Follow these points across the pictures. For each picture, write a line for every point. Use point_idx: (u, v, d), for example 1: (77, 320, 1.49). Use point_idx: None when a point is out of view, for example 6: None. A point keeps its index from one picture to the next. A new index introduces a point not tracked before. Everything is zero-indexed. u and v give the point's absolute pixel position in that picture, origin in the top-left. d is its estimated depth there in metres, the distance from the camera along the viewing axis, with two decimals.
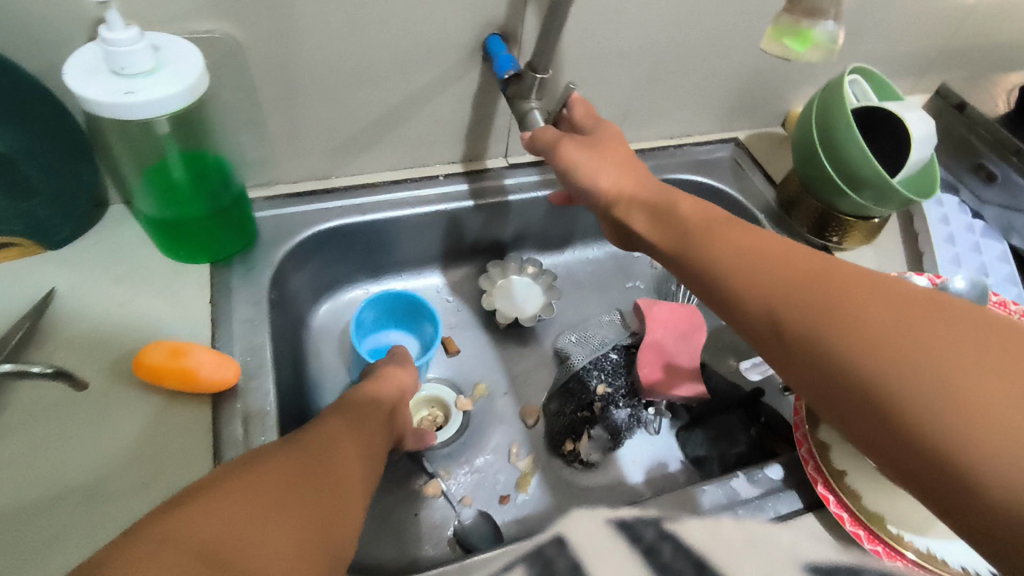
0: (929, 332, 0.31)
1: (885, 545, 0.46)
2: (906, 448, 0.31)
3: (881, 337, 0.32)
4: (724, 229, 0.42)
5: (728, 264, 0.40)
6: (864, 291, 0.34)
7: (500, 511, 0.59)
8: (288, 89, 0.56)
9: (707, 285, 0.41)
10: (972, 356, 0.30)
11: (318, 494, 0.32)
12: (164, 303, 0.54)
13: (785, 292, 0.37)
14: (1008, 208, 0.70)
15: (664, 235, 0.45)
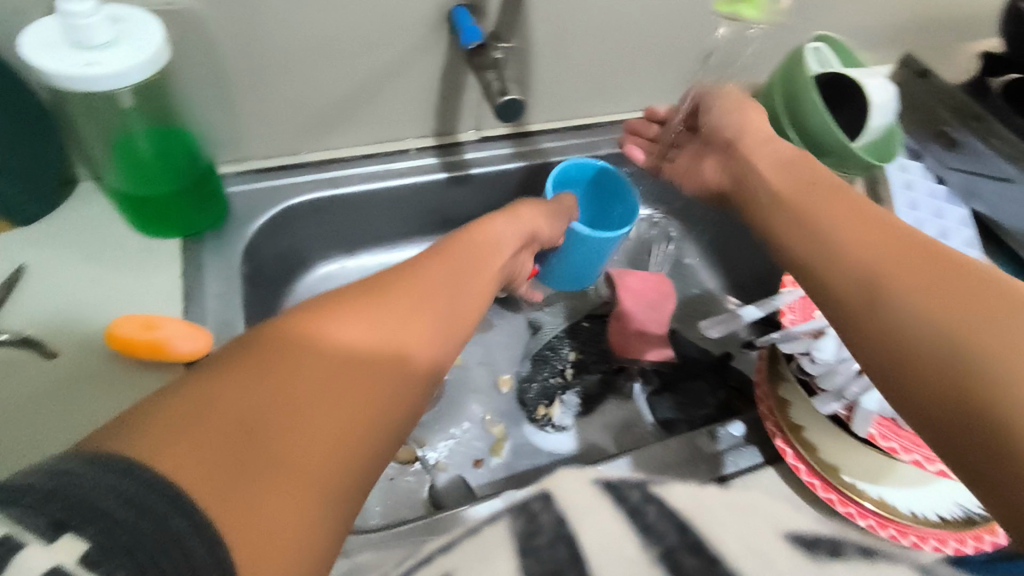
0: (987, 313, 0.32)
1: (839, 494, 0.48)
2: (949, 409, 0.31)
3: (960, 312, 0.33)
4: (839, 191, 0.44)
5: (838, 225, 0.41)
6: (952, 275, 0.35)
7: (475, 474, 0.61)
8: (257, 65, 0.56)
9: (808, 239, 0.42)
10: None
11: (355, 407, 0.31)
12: (135, 278, 0.55)
13: (894, 255, 0.37)
14: (973, 172, 0.70)
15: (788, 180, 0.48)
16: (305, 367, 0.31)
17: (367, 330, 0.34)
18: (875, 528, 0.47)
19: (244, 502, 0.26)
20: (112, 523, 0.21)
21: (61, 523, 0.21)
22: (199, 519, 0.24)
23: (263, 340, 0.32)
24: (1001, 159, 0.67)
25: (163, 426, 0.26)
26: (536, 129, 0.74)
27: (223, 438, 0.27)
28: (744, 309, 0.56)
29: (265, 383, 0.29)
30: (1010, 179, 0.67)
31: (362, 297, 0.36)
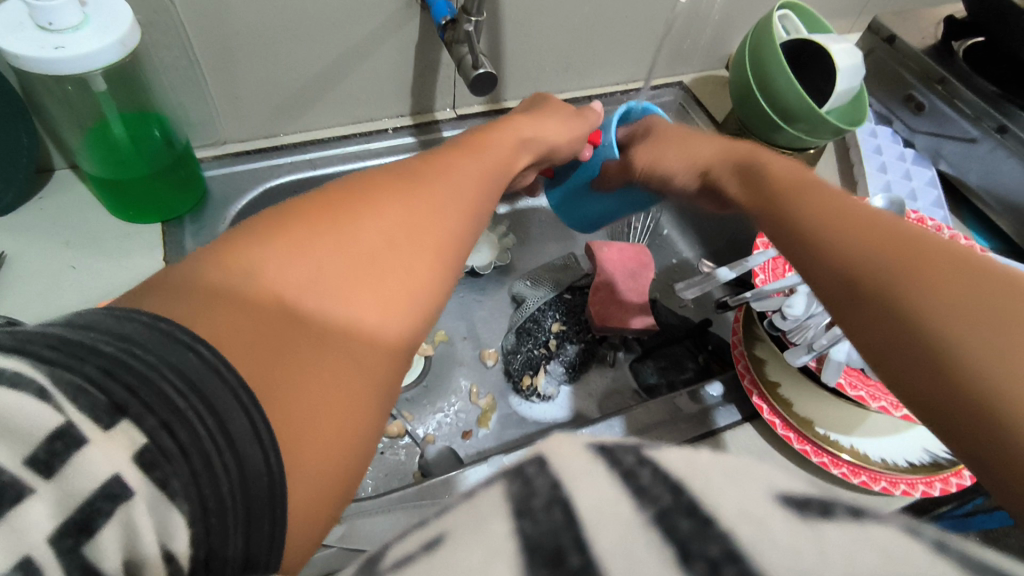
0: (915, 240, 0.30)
1: (813, 445, 0.50)
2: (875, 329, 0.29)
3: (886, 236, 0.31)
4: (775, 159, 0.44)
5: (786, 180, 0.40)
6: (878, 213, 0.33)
7: (463, 445, 0.62)
8: (227, 44, 0.56)
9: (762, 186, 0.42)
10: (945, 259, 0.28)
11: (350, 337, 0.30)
12: (117, 263, 0.55)
13: (822, 198, 0.36)
14: (938, 135, 0.72)
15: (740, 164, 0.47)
16: (335, 265, 0.31)
17: (399, 232, 0.34)
18: (848, 476, 0.48)
19: (284, 393, 0.27)
20: (172, 417, 0.21)
21: (119, 408, 0.20)
22: (256, 420, 0.24)
23: (291, 227, 0.32)
24: (965, 121, 0.69)
25: (205, 301, 0.27)
26: (511, 105, 0.75)
27: (262, 322, 0.28)
28: (717, 271, 0.57)
29: (297, 273, 0.30)
30: (974, 139, 0.69)
31: (393, 198, 0.36)
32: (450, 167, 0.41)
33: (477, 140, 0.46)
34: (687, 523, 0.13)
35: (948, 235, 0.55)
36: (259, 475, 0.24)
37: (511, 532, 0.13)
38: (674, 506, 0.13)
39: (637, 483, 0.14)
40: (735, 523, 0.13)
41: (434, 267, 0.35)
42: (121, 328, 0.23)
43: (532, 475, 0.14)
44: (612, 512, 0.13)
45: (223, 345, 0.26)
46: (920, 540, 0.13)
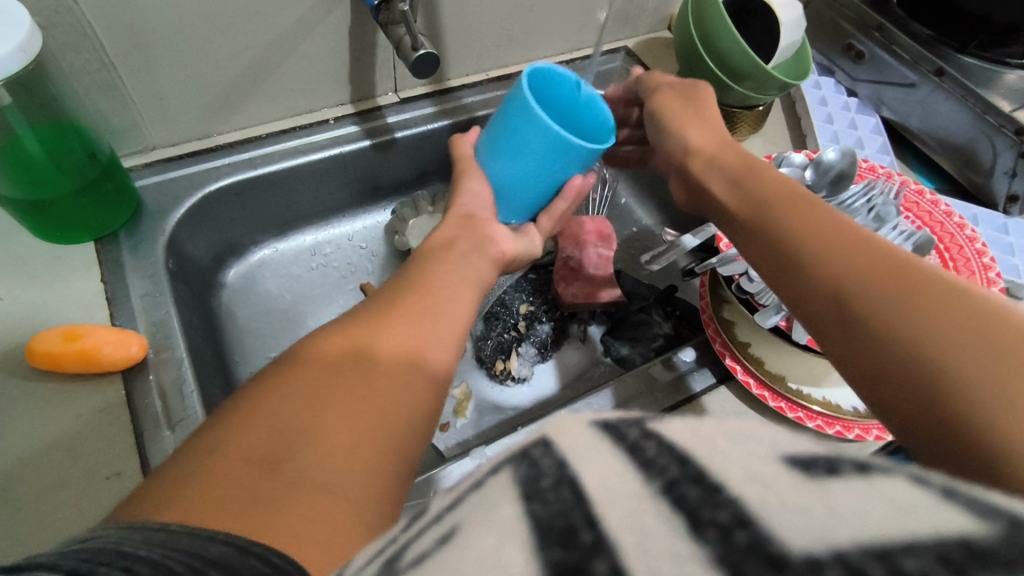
0: (931, 287, 0.32)
1: (787, 402, 0.51)
2: (895, 378, 0.31)
3: (905, 282, 0.33)
4: (768, 177, 0.45)
5: (779, 210, 0.42)
6: (889, 258, 0.35)
7: (442, 438, 0.60)
8: (141, 43, 0.52)
9: (757, 224, 0.43)
10: (958, 315, 0.30)
11: (342, 424, 0.32)
12: (49, 288, 0.51)
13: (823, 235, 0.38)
14: (879, 82, 0.73)
15: (728, 186, 0.47)
16: (306, 386, 0.34)
17: (344, 340, 0.37)
18: (822, 428, 0.50)
19: (288, 505, 0.28)
20: (132, 560, 0.21)
21: (77, 572, 0.21)
22: (240, 543, 0.24)
23: (256, 381, 0.35)
24: (904, 66, 0.70)
25: (188, 472, 0.29)
26: (455, 83, 0.72)
27: (253, 450, 0.30)
28: (681, 239, 0.57)
29: (283, 394, 0.33)
30: (914, 84, 0.70)
31: (348, 324, 0.39)
32: (400, 288, 0.43)
33: (433, 249, 0.49)
34: (695, 492, 0.13)
35: (897, 181, 0.56)
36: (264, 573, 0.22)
37: (521, 515, 0.13)
38: (682, 476, 0.13)
39: (643, 457, 0.14)
40: (743, 487, 0.13)
41: (389, 344, 0.38)
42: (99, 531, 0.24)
43: (539, 457, 0.15)
44: (622, 489, 0.13)
45: (219, 486, 0.28)
46: (931, 486, 0.12)
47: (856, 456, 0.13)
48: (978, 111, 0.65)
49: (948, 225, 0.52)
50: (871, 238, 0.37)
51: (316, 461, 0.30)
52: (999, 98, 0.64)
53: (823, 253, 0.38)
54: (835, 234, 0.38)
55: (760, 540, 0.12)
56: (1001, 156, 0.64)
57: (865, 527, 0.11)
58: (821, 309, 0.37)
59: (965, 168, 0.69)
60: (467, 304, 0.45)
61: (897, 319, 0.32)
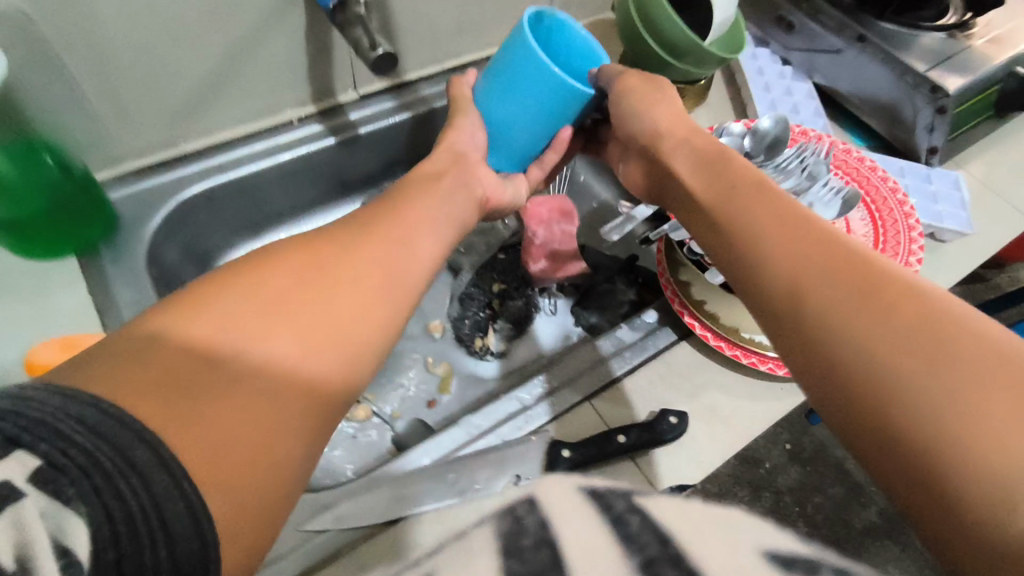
0: (882, 288, 0.36)
1: (741, 350, 0.56)
2: (836, 368, 0.35)
3: (859, 280, 0.37)
4: (735, 165, 0.48)
5: (745, 204, 0.45)
6: (845, 257, 0.38)
7: (431, 414, 0.64)
8: (101, 59, 0.53)
9: (725, 209, 0.46)
10: (899, 319, 0.34)
11: (271, 382, 0.33)
12: (39, 304, 0.53)
13: (784, 232, 0.41)
14: (810, 50, 0.79)
15: (701, 173, 0.50)
16: (245, 327, 0.34)
17: (299, 287, 0.37)
18: (774, 369, 0.55)
19: (201, 445, 0.29)
20: (70, 444, 0.26)
21: (13, 440, 0.25)
22: (161, 451, 0.28)
23: (209, 294, 0.35)
24: (831, 34, 0.75)
25: (126, 358, 0.31)
26: (413, 77, 0.75)
27: (175, 373, 0.31)
28: (636, 210, 0.60)
29: (211, 322, 0.33)
30: (840, 50, 0.75)
31: (301, 254, 0.39)
32: (370, 228, 0.43)
33: (407, 187, 0.51)
34: (669, 570, 0.20)
35: (827, 142, 0.61)
36: (172, 500, 0.27)
37: (503, 568, 0.21)
38: (660, 554, 0.21)
39: (626, 528, 0.21)
40: (694, 544, 0.21)
41: (346, 308, 0.37)
42: (31, 390, 0.28)
43: (523, 515, 0.22)
44: (597, 552, 0.21)
45: (128, 399, 0.29)
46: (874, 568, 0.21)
47: (836, 561, 0.21)
48: (897, 73, 0.70)
49: (874, 179, 0.58)
50: (827, 235, 0.40)
51: (236, 414, 0.31)
52: (914, 58, 0.70)
53: (780, 254, 0.40)
54: (800, 231, 0.41)
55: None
56: (921, 112, 0.70)
57: None
58: (777, 298, 0.39)
59: (891, 125, 0.75)
60: (437, 244, 0.46)
61: (846, 315, 0.35)
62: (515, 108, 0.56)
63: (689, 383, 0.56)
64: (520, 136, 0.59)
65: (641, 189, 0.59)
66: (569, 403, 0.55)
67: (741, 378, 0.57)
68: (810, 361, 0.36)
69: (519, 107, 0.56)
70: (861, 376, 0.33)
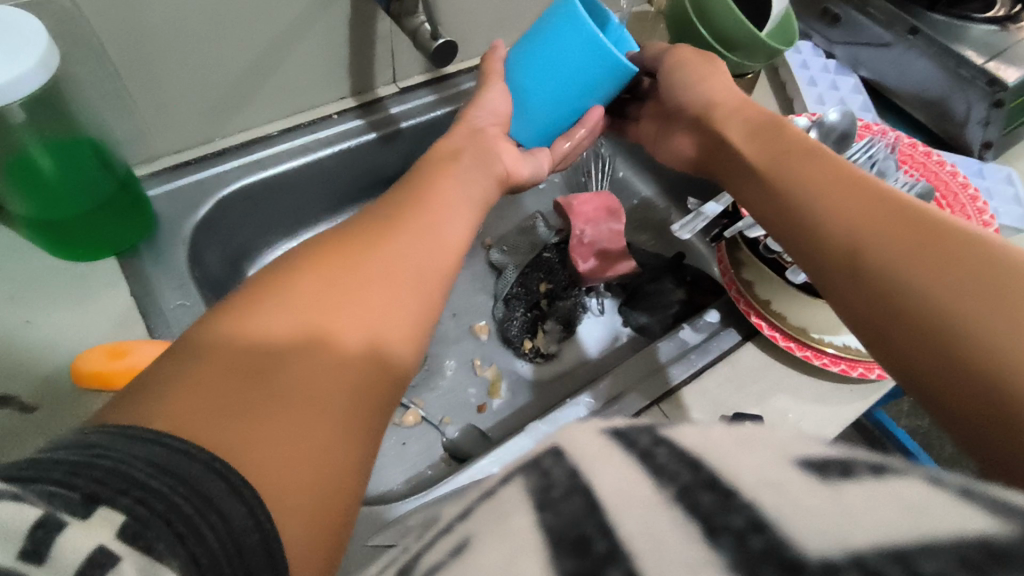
0: (943, 244, 0.35)
1: (811, 350, 0.55)
2: (903, 330, 0.34)
3: (920, 238, 0.36)
4: (788, 134, 0.47)
5: (797, 173, 0.44)
6: (902, 216, 0.37)
7: (481, 419, 0.62)
8: (145, 49, 0.51)
9: (779, 180, 0.45)
10: (964, 272, 0.33)
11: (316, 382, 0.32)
12: (80, 308, 0.51)
13: (840, 196, 0.40)
14: (855, 44, 0.77)
15: (753, 142, 0.49)
16: (284, 333, 0.33)
17: (321, 290, 0.35)
18: (848, 371, 0.54)
19: (262, 456, 0.28)
20: (147, 492, 0.23)
21: (92, 497, 0.22)
22: (234, 480, 0.26)
23: (241, 308, 0.34)
24: (880, 27, 0.74)
25: (168, 380, 0.29)
26: (452, 70, 0.72)
27: (223, 391, 0.29)
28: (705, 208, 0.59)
29: (246, 334, 0.32)
30: (889, 44, 0.74)
31: (329, 254, 0.38)
32: (393, 219, 0.41)
33: (429, 169, 0.50)
34: (708, 497, 0.16)
35: (891, 137, 0.59)
36: (247, 528, 0.25)
37: (535, 524, 0.16)
38: (694, 480, 0.16)
39: (655, 463, 0.17)
40: (756, 493, 0.15)
41: (381, 304, 0.36)
42: (88, 441, 0.25)
43: (550, 467, 0.18)
44: (634, 494, 0.16)
45: (184, 424, 0.28)
46: (947, 486, 0.15)
47: (869, 460, 0.16)
48: (951, 67, 0.69)
49: (942, 174, 0.57)
50: (872, 188, 0.40)
51: (284, 421, 0.30)
52: (968, 50, 0.68)
53: (837, 219, 0.40)
54: (854, 195, 0.40)
55: (774, 542, 0.14)
56: (974, 107, 0.69)
57: (879, 526, 0.14)
58: (831, 257, 0.39)
59: (940, 120, 0.73)
60: (465, 227, 0.45)
61: (910, 274, 0.35)
62: (546, 76, 0.51)
63: (757, 386, 0.55)
64: (552, 109, 0.54)
65: (688, 157, 0.57)
66: (637, 409, 0.53)
67: (810, 381, 0.55)
68: (876, 325, 0.36)
69: (552, 72, 0.51)
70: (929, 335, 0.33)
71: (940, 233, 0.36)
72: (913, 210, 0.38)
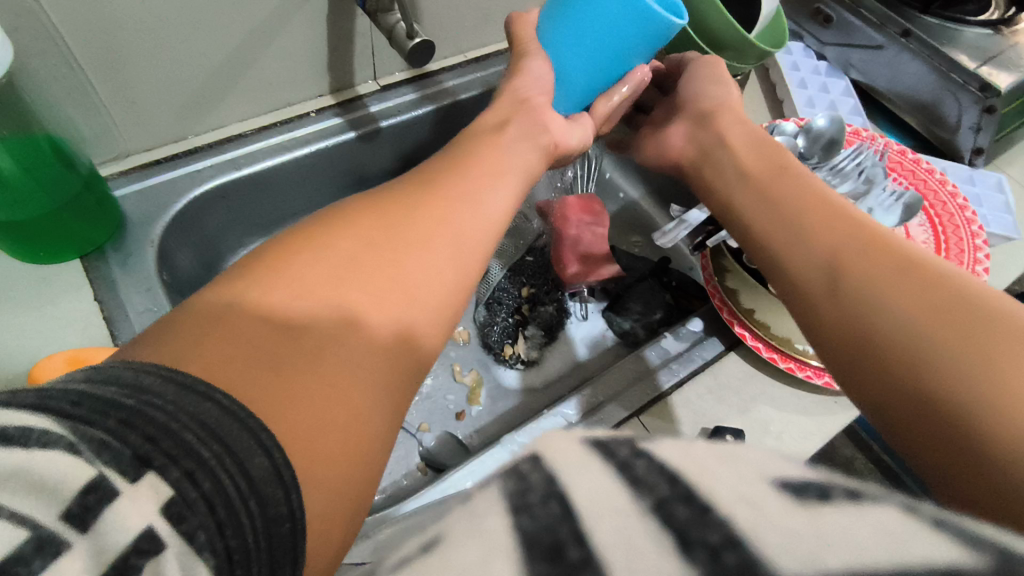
0: (944, 291, 0.33)
1: (795, 363, 0.53)
2: (883, 369, 0.32)
3: (923, 284, 0.34)
4: (797, 169, 0.46)
5: (800, 208, 0.43)
6: (906, 262, 0.36)
7: (460, 427, 0.61)
8: (110, 44, 0.49)
9: (781, 207, 0.44)
10: (958, 320, 0.31)
11: (349, 348, 0.30)
12: (44, 312, 0.49)
13: (844, 236, 0.39)
14: (846, 45, 0.76)
15: (762, 161, 0.48)
16: (320, 293, 0.31)
17: (366, 258, 0.34)
18: (831, 384, 0.52)
19: (288, 418, 0.26)
20: (194, 465, 0.21)
21: (145, 459, 0.20)
22: (277, 459, 0.24)
23: (283, 259, 0.32)
24: (871, 28, 0.72)
25: (203, 328, 0.28)
26: (435, 67, 0.71)
27: (255, 345, 0.28)
28: (688, 215, 0.57)
29: (283, 291, 0.31)
30: (881, 46, 0.72)
31: (368, 215, 0.37)
32: (430, 186, 0.40)
33: (471, 141, 0.47)
34: (684, 510, 0.15)
35: (880, 143, 0.58)
36: (280, 518, 0.23)
37: (511, 525, 0.15)
38: (671, 494, 0.15)
39: (632, 474, 0.16)
40: (733, 509, 0.15)
41: (421, 274, 0.35)
42: (141, 380, 0.23)
43: (528, 471, 0.16)
44: (609, 501, 0.15)
45: (219, 373, 0.26)
46: (922, 517, 0.14)
47: (845, 485, 0.15)
48: (943, 70, 0.68)
49: (932, 182, 0.56)
50: (879, 233, 0.39)
51: (318, 385, 0.28)
52: (961, 54, 0.67)
53: (845, 255, 0.38)
54: (860, 237, 0.38)
55: (750, 559, 0.14)
56: (965, 112, 0.67)
57: (856, 554, 0.13)
58: (817, 272, 0.39)
59: (931, 125, 0.72)
60: (508, 198, 0.43)
61: (907, 316, 0.33)
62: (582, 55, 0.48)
63: (739, 397, 0.53)
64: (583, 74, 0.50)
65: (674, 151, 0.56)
66: (617, 421, 0.52)
67: (792, 395, 0.54)
68: (859, 360, 0.34)
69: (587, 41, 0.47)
70: (910, 377, 0.31)
71: (942, 281, 0.34)
72: (920, 259, 0.36)
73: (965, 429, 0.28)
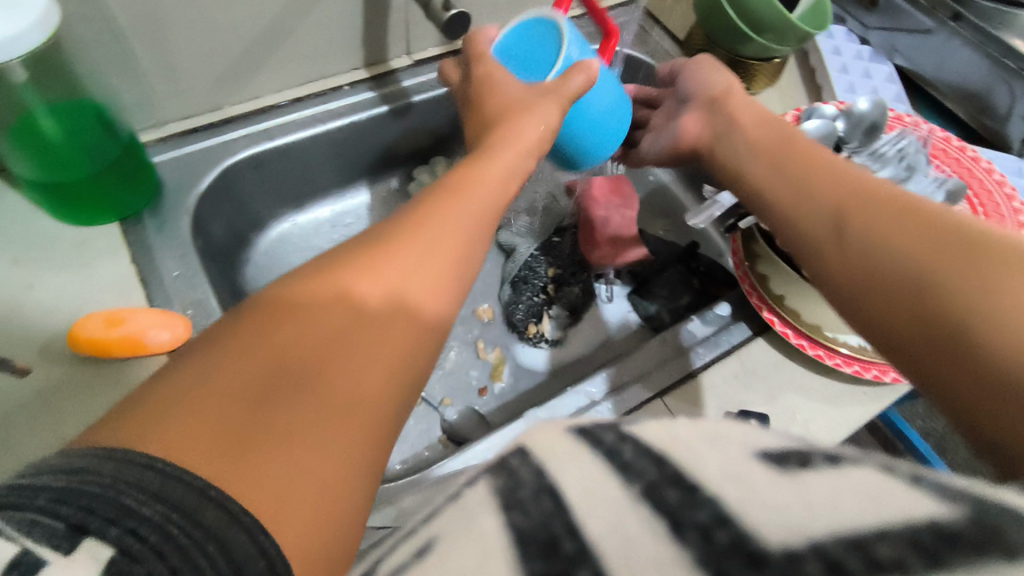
0: (954, 234, 0.33)
1: (824, 349, 0.53)
2: (907, 320, 0.32)
3: (932, 231, 0.34)
4: (801, 140, 0.46)
5: (803, 174, 0.43)
6: (913, 212, 0.36)
7: (482, 402, 0.62)
8: (152, 14, 0.49)
9: (785, 177, 0.44)
10: (973, 258, 0.31)
11: (328, 393, 0.29)
12: (82, 274, 0.51)
13: (849, 196, 0.39)
14: (891, 29, 0.73)
15: (765, 131, 0.48)
16: (293, 345, 0.29)
17: (345, 302, 0.32)
18: (861, 372, 0.52)
19: (268, 474, 0.25)
20: (138, 521, 0.20)
21: (80, 527, 0.20)
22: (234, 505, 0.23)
23: (250, 319, 0.30)
24: (919, 12, 0.70)
25: (161, 403, 0.26)
26: None
27: (221, 411, 0.26)
28: (720, 198, 0.56)
29: (251, 349, 0.29)
30: (930, 30, 0.69)
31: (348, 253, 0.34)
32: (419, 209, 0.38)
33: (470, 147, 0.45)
34: (673, 494, 0.15)
35: (924, 129, 0.56)
36: (253, 556, 0.22)
37: (501, 524, 0.15)
38: (660, 477, 0.16)
39: (621, 460, 0.16)
40: (721, 486, 0.15)
41: (407, 304, 0.33)
42: (75, 462, 0.22)
43: (516, 466, 0.17)
44: (599, 492, 0.16)
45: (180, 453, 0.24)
46: (899, 475, 0.15)
47: (826, 450, 0.16)
48: (997, 55, 0.65)
49: (977, 171, 0.54)
50: (883, 189, 0.39)
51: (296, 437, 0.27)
52: (1016, 39, 0.65)
53: (852, 217, 0.38)
54: (867, 194, 0.39)
55: (739, 536, 0.14)
56: (1018, 100, 0.65)
57: (837, 515, 0.14)
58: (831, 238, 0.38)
59: (979, 114, 0.71)
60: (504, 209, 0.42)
61: (921, 265, 0.33)
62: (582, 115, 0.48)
63: (766, 385, 0.53)
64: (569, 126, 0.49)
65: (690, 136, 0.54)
66: (640, 400, 0.52)
67: (820, 380, 0.53)
68: (882, 318, 0.34)
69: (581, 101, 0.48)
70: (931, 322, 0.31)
71: (951, 226, 0.34)
72: (926, 208, 0.36)
73: (983, 368, 0.27)
